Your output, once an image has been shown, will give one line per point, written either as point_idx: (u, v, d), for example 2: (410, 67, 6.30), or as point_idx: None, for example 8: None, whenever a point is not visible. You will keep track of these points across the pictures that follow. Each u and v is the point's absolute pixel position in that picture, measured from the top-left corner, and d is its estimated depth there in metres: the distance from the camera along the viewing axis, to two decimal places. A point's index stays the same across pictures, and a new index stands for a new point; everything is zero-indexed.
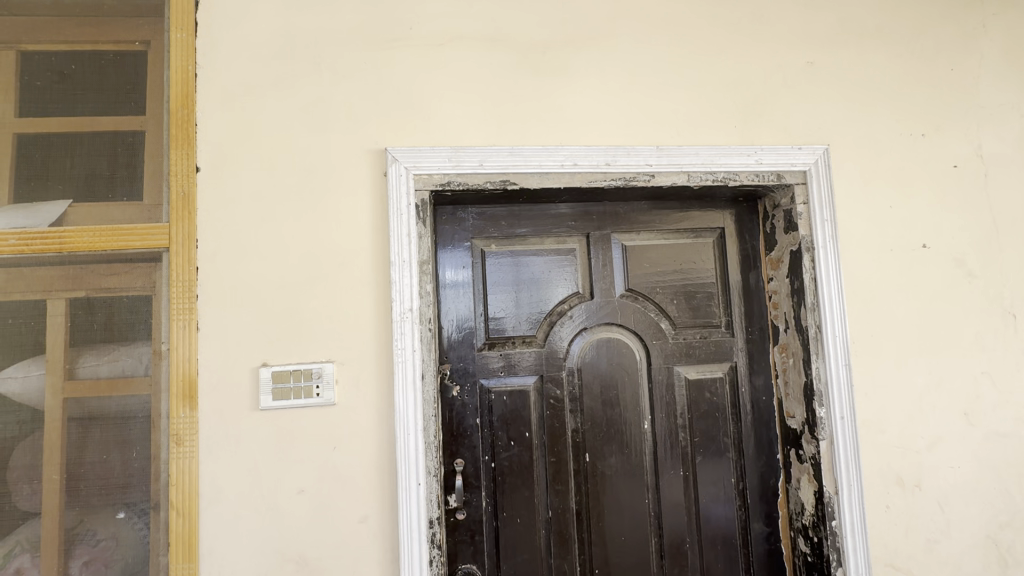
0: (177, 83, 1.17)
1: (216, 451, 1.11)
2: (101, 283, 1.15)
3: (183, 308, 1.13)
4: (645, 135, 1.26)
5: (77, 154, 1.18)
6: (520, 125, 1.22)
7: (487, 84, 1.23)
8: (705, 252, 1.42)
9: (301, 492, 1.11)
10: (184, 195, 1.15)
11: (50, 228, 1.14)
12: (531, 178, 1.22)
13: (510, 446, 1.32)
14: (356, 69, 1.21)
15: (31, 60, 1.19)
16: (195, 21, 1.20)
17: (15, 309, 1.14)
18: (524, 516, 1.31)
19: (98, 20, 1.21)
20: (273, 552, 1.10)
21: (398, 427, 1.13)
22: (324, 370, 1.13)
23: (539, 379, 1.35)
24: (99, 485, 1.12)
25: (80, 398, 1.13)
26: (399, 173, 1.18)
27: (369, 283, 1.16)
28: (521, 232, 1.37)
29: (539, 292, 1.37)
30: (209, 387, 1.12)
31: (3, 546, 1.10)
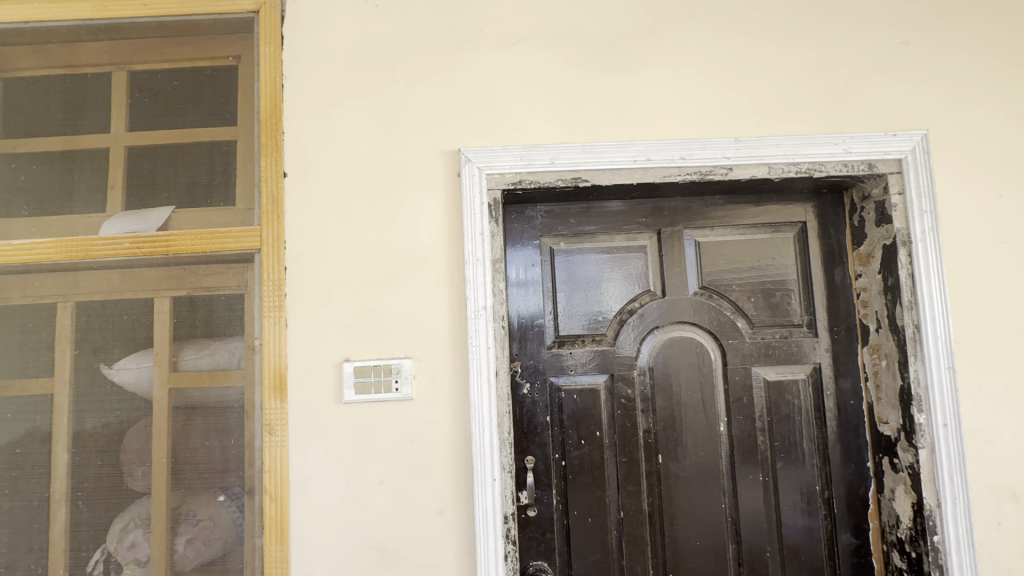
0: (266, 94, 1.25)
1: (305, 441, 1.17)
2: (202, 282, 1.24)
3: (274, 306, 1.20)
4: (722, 126, 1.21)
5: (180, 163, 1.28)
6: (591, 121, 1.21)
7: (558, 82, 1.22)
8: (785, 247, 1.36)
9: (382, 483, 1.16)
10: (274, 199, 1.22)
11: (158, 232, 1.24)
12: (603, 174, 1.21)
13: (581, 445, 1.31)
14: (429, 72, 1.24)
15: (139, 79, 1.30)
16: (281, 35, 1.27)
17: (129, 306, 1.25)
18: (596, 515, 1.30)
19: (195, 38, 1.30)
20: (356, 540, 1.15)
21: (473, 423, 1.15)
22: (402, 365, 1.17)
23: (609, 378, 1.34)
24: (201, 469, 1.21)
25: (183, 388, 1.23)
26: (472, 173, 1.20)
27: (445, 281, 1.19)
28: (590, 230, 1.36)
29: (609, 289, 1.36)
30: (297, 379, 1.19)
31: (118, 522, 1.20)
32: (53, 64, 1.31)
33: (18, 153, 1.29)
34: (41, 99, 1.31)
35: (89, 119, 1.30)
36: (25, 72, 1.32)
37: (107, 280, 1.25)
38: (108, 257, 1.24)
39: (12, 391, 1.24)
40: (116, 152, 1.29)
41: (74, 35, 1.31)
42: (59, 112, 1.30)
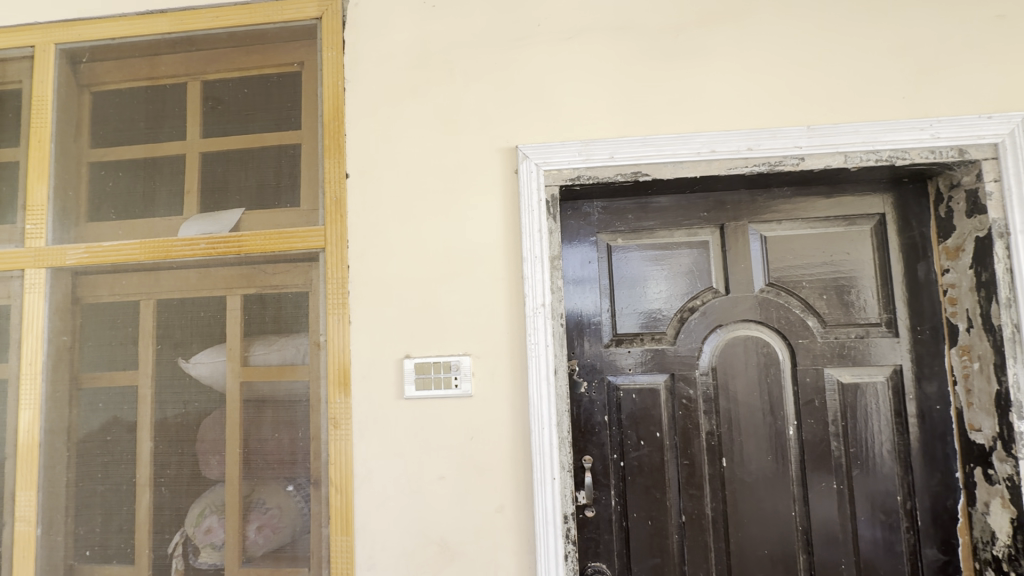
0: (330, 98, 1.29)
1: (368, 436, 1.20)
2: (270, 280, 1.29)
3: (338, 303, 1.23)
4: (793, 114, 1.15)
5: (250, 167, 1.34)
6: (652, 114, 1.18)
7: (617, 75, 1.20)
8: (861, 241, 1.27)
9: (442, 478, 1.17)
10: (337, 200, 1.26)
11: (230, 233, 1.30)
12: (664, 168, 1.17)
13: (640, 445, 1.28)
14: (487, 69, 1.24)
15: (213, 88, 1.37)
16: (343, 39, 1.30)
17: (205, 304, 1.31)
18: (656, 519, 1.26)
19: (262, 47, 1.36)
20: (417, 533, 1.17)
21: (532, 421, 1.14)
22: (461, 362, 1.18)
23: (669, 378, 1.30)
24: (271, 460, 1.26)
25: (254, 382, 1.28)
26: (530, 170, 1.19)
27: (503, 278, 1.19)
28: (649, 225, 1.33)
29: (669, 286, 1.32)
30: (360, 374, 1.22)
31: (196, 507, 1.28)
32: (136, 77, 1.40)
33: (106, 161, 1.39)
34: (125, 110, 1.40)
35: (168, 127, 1.38)
36: (111, 86, 1.41)
37: (185, 279, 1.32)
38: (186, 257, 1.31)
39: (103, 382, 1.33)
40: (192, 158, 1.36)
41: (154, 49, 1.39)
42: (142, 121, 1.39)
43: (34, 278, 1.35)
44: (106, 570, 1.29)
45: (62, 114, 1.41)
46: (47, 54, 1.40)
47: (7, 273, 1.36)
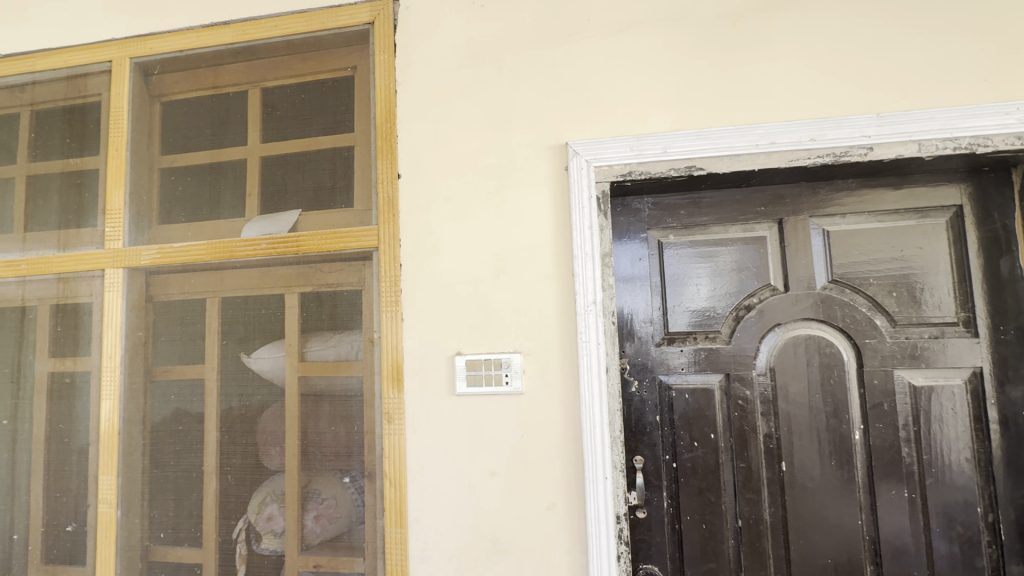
0: (382, 100, 1.32)
1: (420, 431, 1.23)
2: (327, 278, 1.33)
3: (391, 301, 1.26)
4: (860, 102, 1.09)
5: (307, 169, 1.38)
6: (706, 107, 1.15)
7: (669, 68, 1.17)
8: (935, 235, 1.20)
9: (494, 474, 1.18)
10: (389, 200, 1.29)
11: (289, 233, 1.36)
12: (720, 161, 1.13)
13: (694, 447, 1.25)
14: (536, 66, 1.23)
15: (272, 94, 1.43)
16: (394, 43, 1.33)
17: (266, 301, 1.37)
18: (711, 523, 1.23)
19: (317, 53, 1.40)
20: (469, 529, 1.18)
21: (584, 420, 1.13)
22: (512, 360, 1.18)
23: (724, 378, 1.26)
24: (328, 453, 1.30)
25: (311, 377, 1.33)
26: (581, 166, 1.18)
27: (554, 276, 1.19)
28: (702, 221, 1.29)
29: (723, 283, 1.28)
30: (413, 371, 1.24)
31: (257, 495, 1.34)
32: (201, 86, 1.48)
33: (176, 167, 1.47)
34: (192, 118, 1.48)
35: (232, 133, 1.45)
36: (179, 95, 1.49)
37: (248, 278, 1.39)
38: (248, 256, 1.37)
39: (174, 375, 1.41)
40: (253, 162, 1.42)
41: (218, 59, 1.46)
42: (208, 128, 1.47)
43: (113, 277, 1.44)
44: (178, 552, 1.37)
45: (136, 123, 1.50)
46: (123, 67, 1.50)
47: (90, 273, 1.47)
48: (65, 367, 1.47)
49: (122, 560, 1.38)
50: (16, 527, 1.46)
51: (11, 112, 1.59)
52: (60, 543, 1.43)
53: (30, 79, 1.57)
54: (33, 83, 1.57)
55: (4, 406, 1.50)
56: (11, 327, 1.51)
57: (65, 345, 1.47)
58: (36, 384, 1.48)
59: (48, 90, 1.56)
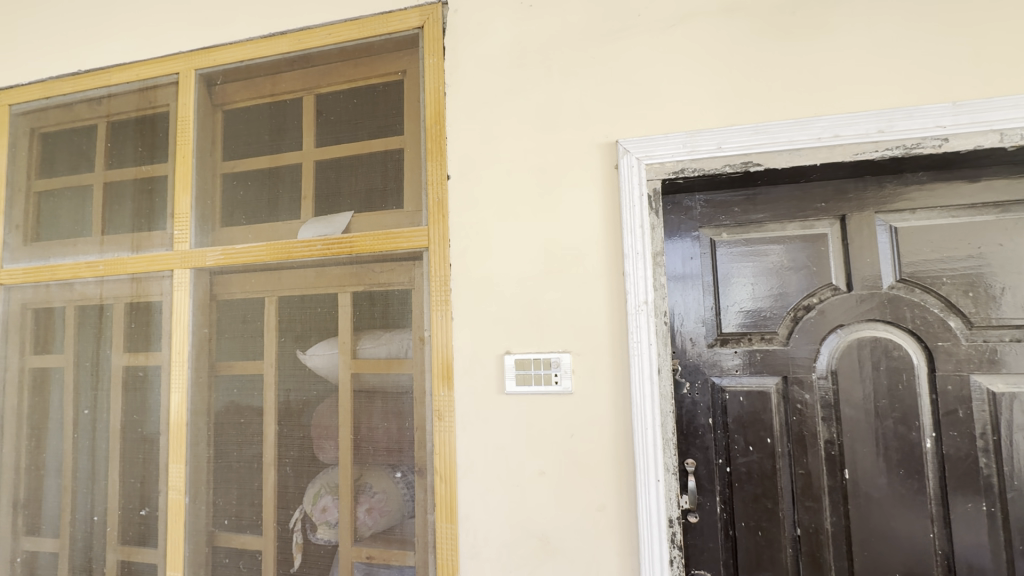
0: (432, 103, 1.34)
1: (470, 429, 1.24)
2: (379, 278, 1.37)
3: (441, 300, 1.28)
4: (934, 91, 1.03)
5: (359, 172, 1.42)
6: (764, 100, 1.11)
7: (724, 61, 1.14)
8: (1017, 231, 1.11)
9: (543, 474, 1.18)
10: (439, 201, 1.31)
11: (343, 234, 1.40)
12: (779, 157, 1.09)
13: (749, 451, 1.21)
14: (585, 64, 1.23)
15: (325, 100, 1.48)
16: (443, 46, 1.35)
17: (321, 300, 1.42)
18: (768, 530, 1.19)
19: (369, 58, 1.44)
20: (518, 527, 1.19)
21: (635, 421, 1.12)
22: (561, 359, 1.18)
23: (782, 381, 1.22)
24: (380, 448, 1.34)
25: (364, 374, 1.37)
26: (631, 164, 1.16)
27: (604, 275, 1.18)
28: (758, 218, 1.25)
29: (781, 283, 1.23)
30: (463, 369, 1.26)
31: (312, 487, 1.39)
32: (260, 94, 1.55)
33: (237, 171, 1.55)
34: (252, 125, 1.55)
35: (289, 139, 1.51)
36: (240, 104, 1.56)
37: (304, 278, 1.44)
38: (305, 257, 1.43)
39: (236, 370, 1.48)
40: (308, 166, 1.48)
41: (276, 68, 1.52)
42: (266, 134, 1.53)
43: (181, 277, 1.53)
44: (240, 539, 1.43)
45: (201, 131, 1.59)
46: (189, 79, 1.59)
47: (160, 273, 1.56)
48: (138, 361, 1.57)
49: (189, 544, 1.46)
50: (96, 509, 1.57)
51: (90, 124, 1.71)
52: (134, 526, 1.53)
53: (105, 93, 1.68)
54: (109, 96, 1.68)
55: (85, 397, 1.62)
56: (91, 324, 1.63)
57: (138, 341, 1.58)
58: (113, 376, 1.59)
59: (122, 102, 1.67)
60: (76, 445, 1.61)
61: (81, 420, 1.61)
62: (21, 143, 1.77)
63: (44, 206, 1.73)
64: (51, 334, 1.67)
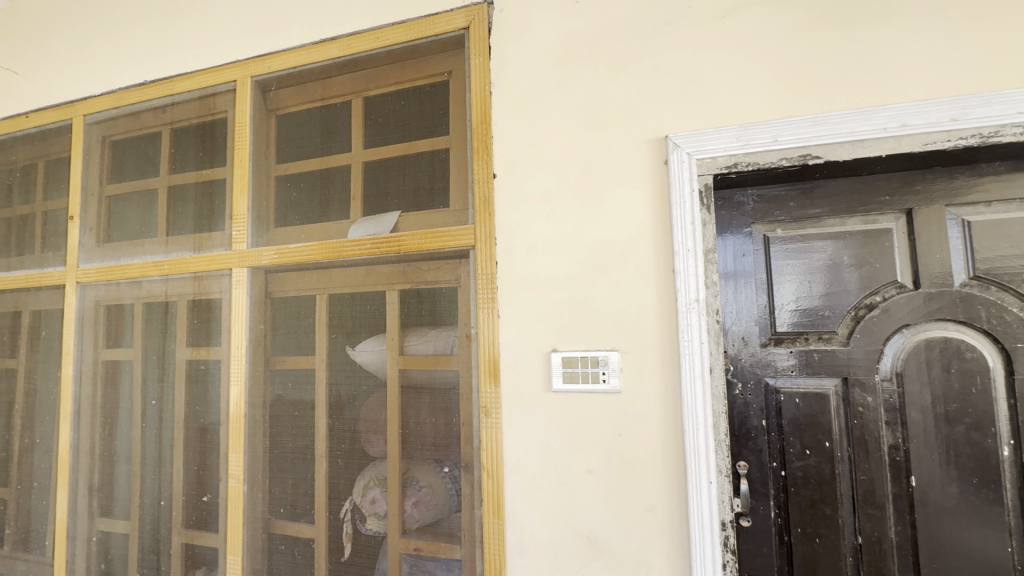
0: (477, 103, 1.35)
1: (517, 426, 1.25)
2: (426, 276, 1.39)
3: (488, 298, 1.29)
4: (1014, 75, 0.96)
5: (407, 172, 1.45)
6: (823, 90, 1.07)
7: (780, 51, 1.10)
8: None
9: (590, 473, 1.18)
10: (485, 199, 1.32)
11: (391, 233, 1.43)
12: (840, 148, 1.05)
13: (805, 455, 1.17)
14: (633, 59, 1.21)
15: (373, 102, 1.52)
16: (488, 46, 1.36)
17: (370, 298, 1.46)
18: (826, 538, 1.14)
19: (416, 60, 1.47)
20: (565, 525, 1.19)
21: (686, 421, 1.10)
22: (609, 358, 1.17)
23: (841, 382, 1.17)
24: (427, 444, 1.36)
25: (411, 370, 1.40)
26: (682, 159, 1.14)
27: (653, 273, 1.16)
28: (815, 213, 1.20)
29: (841, 280, 1.18)
30: (509, 366, 1.27)
31: (362, 479, 1.43)
32: (311, 99, 1.60)
33: (290, 174, 1.61)
34: (304, 129, 1.61)
35: (339, 141, 1.56)
36: (292, 108, 1.62)
37: (354, 276, 1.48)
38: (355, 256, 1.47)
39: (290, 365, 1.54)
40: (357, 167, 1.52)
41: (326, 73, 1.57)
42: (318, 138, 1.59)
43: (239, 276, 1.61)
44: (294, 527, 1.49)
45: (257, 135, 1.65)
46: (245, 86, 1.66)
47: (220, 272, 1.64)
48: (200, 355, 1.65)
49: (247, 530, 1.53)
50: (162, 494, 1.67)
51: (155, 131, 1.81)
52: (196, 511, 1.61)
53: (169, 102, 1.78)
54: (172, 104, 1.78)
55: (152, 388, 1.72)
56: (157, 319, 1.73)
57: (200, 336, 1.66)
58: (177, 369, 1.68)
59: (184, 110, 1.76)
60: (144, 434, 1.71)
61: (148, 410, 1.72)
62: (94, 151, 1.90)
63: (114, 209, 1.85)
64: (121, 329, 1.78)
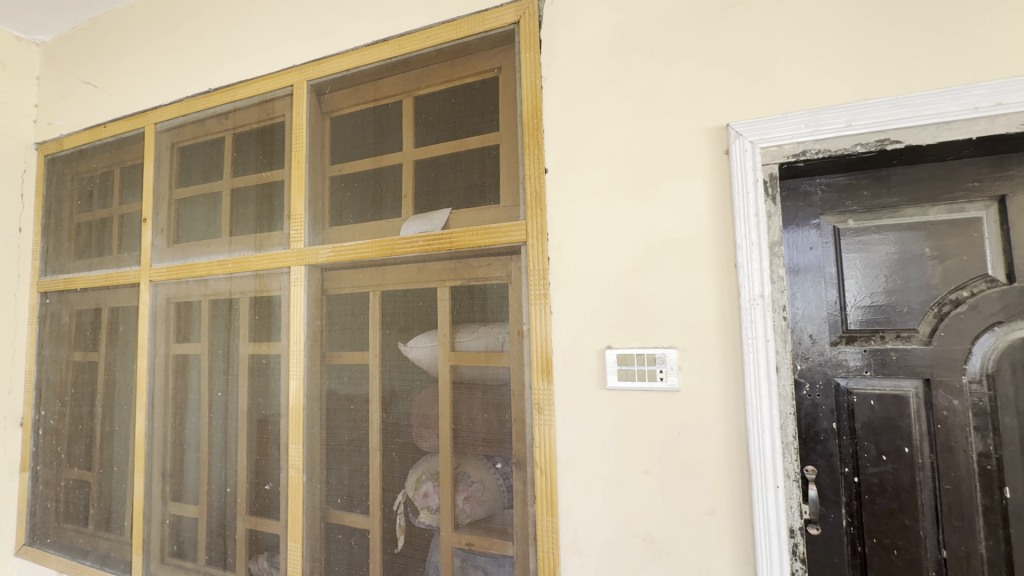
0: (528, 98, 1.34)
1: (571, 424, 1.23)
2: (477, 272, 1.40)
3: (540, 294, 1.28)
4: None
5: (458, 169, 1.46)
6: (903, 70, 0.99)
7: (853, 31, 1.04)
8: None
9: (647, 473, 1.15)
10: (537, 195, 1.31)
11: (442, 230, 1.44)
12: (923, 132, 0.97)
13: (882, 461, 1.10)
14: (692, 46, 1.17)
15: (424, 101, 1.53)
16: (539, 39, 1.34)
17: (422, 294, 1.48)
18: (905, 550, 1.07)
19: (466, 58, 1.47)
20: (621, 526, 1.17)
21: (750, 423, 1.05)
22: (667, 355, 1.14)
23: (923, 384, 1.09)
24: (478, 440, 1.36)
25: (462, 366, 1.40)
26: (744, 148, 1.09)
27: (713, 267, 1.12)
28: (892, 202, 1.12)
29: (922, 274, 1.10)
30: (562, 363, 1.25)
31: (414, 473, 1.45)
32: (364, 100, 1.64)
33: (344, 174, 1.65)
34: (356, 129, 1.64)
35: (390, 140, 1.58)
36: (345, 110, 1.67)
37: (407, 273, 1.51)
38: (407, 253, 1.49)
39: (345, 360, 1.59)
40: (409, 166, 1.54)
41: (378, 74, 1.61)
42: (371, 138, 1.62)
43: (297, 273, 1.66)
44: (351, 517, 1.54)
45: (312, 137, 1.71)
46: (302, 90, 1.72)
47: (279, 270, 1.71)
48: (262, 350, 1.73)
49: (307, 519, 1.59)
50: (228, 481, 1.76)
51: (218, 136, 1.90)
52: (259, 498, 1.69)
53: (231, 108, 1.87)
54: (234, 110, 1.86)
55: (218, 381, 1.81)
56: (223, 315, 1.82)
57: (261, 331, 1.74)
58: (240, 363, 1.77)
59: (245, 115, 1.84)
60: (211, 424, 1.81)
61: (215, 401, 1.81)
62: (164, 157, 2.02)
63: (183, 212, 1.96)
64: (190, 324, 1.88)
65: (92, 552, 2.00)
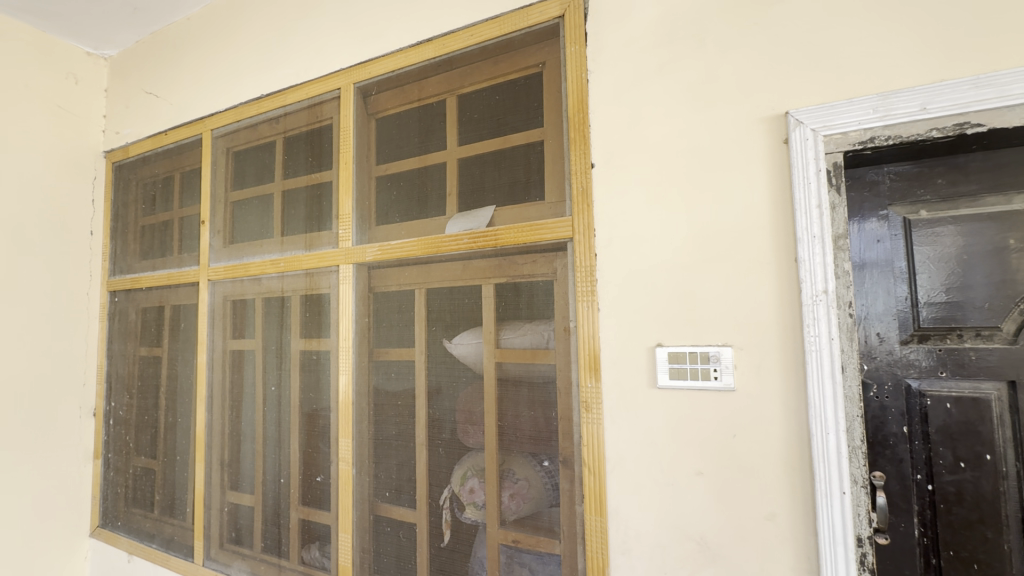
0: (574, 91, 1.32)
1: (619, 423, 1.21)
2: (523, 269, 1.39)
3: (587, 291, 1.27)
4: None
5: (502, 166, 1.46)
6: (985, 48, 0.92)
7: (926, 8, 0.97)
8: None
9: (701, 475, 1.11)
10: (583, 190, 1.29)
11: (487, 228, 1.44)
12: (1009, 113, 0.90)
13: (959, 468, 1.02)
14: (747, 32, 1.12)
15: (468, 99, 1.54)
16: (585, 32, 1.32)
17: (467, 291, 1.49)
18: (987, 564, 1.00)
19: (509, 54, 1.47)
20: (673, 528, 1.14)
21: (813, 424, 1.00)
22: (721, 353, 1.10)
23: (1007, 386, 1.00)
24: (524, 438, 1.36)
25: (507, 363, 1.40)
26: (806, 136, 1.03)
27: (771, 262, 1.07)
28: (971, 190, 1.04)
29: (1006, 268, 1.01)
30: (610, 361, 1.23)
31: (460, 469, 1.46)
32: (408, 100, 1.66)
33: (389, 173, 1.68)
34: (401, 129, 1.67)
35: (435, 139, 1.60)
36: (390, 111, 1.69)
37: (452, 270, 1.52)
38: (452, 251, 1.50)
39: (392, 356, 1.62)
40: (453, 164, 1.55)
41: (423, 75, 1.63)
42: (416, 137, 1.64)
43: (346, 272, 1.71)
44: (399, 510, 1.56)
45: (359, 138, 1.74)
46: (349, 93, 1.76)
47: (328, 268, 1.76)
48: (312, 346, 1.79)
49: (356, 511, 1.63)
50: (282, 472, 1.82)
51: (270, 140, 1.97)
52: (311, 489, 1.74)
53: (282, 112, 1.93)
54: (285, 115, 1.93)
55: (272, 375, 1.88)
56: (275, 313, 1.89)
57: (312, 328, 1.79)
58: (292, 359, 1.83)
59: (295, 119, 1.90)
60: (266, 416, 1.88)
61: (269, 395, 1.88)
62: (220, 161, 2.11)
63: (238, 214, 2.04)
64: (245, 322, 1.97)
65: (158, 535, 2.12)
